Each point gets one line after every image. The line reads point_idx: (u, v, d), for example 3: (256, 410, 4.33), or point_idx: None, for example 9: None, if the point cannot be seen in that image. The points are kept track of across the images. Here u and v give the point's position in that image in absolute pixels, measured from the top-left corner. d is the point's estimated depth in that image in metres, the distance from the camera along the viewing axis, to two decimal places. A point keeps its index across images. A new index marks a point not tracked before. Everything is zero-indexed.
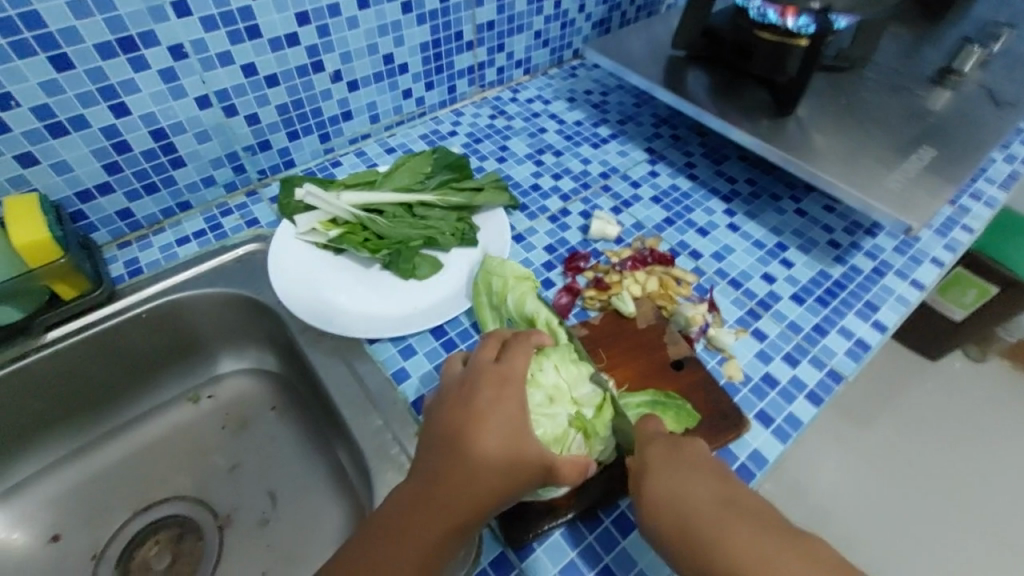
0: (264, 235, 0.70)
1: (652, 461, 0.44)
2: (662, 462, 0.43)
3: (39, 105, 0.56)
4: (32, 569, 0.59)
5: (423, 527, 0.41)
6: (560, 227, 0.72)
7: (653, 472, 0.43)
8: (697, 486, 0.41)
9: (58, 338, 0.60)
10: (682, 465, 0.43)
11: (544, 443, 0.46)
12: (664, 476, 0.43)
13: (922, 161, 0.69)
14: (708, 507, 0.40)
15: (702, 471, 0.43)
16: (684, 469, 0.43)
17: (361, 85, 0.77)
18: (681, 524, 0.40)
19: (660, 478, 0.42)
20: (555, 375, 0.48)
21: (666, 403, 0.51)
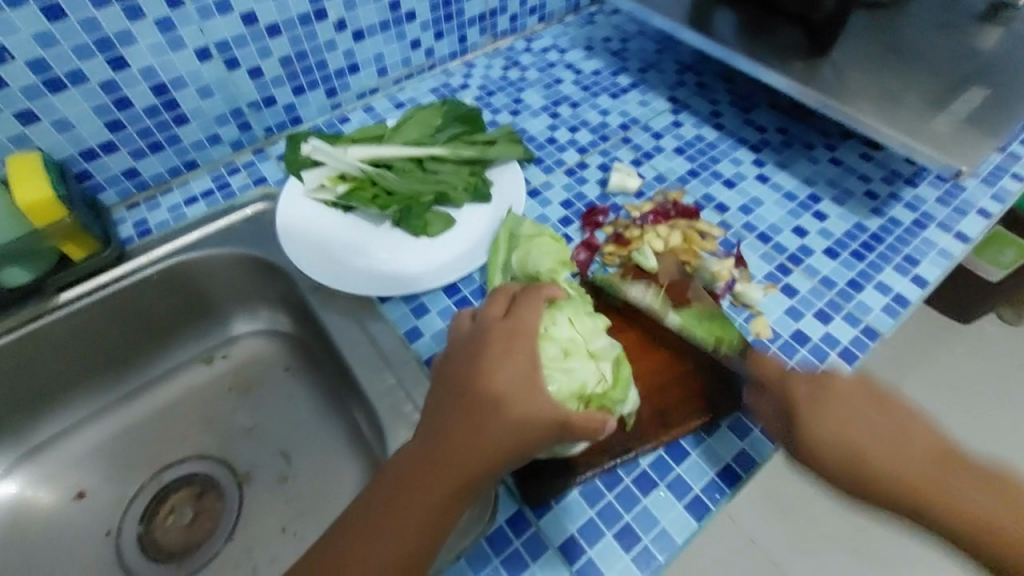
0: (272, 194, 0.69)
1: (807, 405, 0.42)
2: (812, 403, 0.42)
3: (34, 59, 0.54)
4: (61, 524, 0.60)
5: (427, 488, 0.39)
6: (577, 181, 0.69)
7: (807, 414, 0.42)
8: (859, 423, 0.41)
9: (71, 300, 0.59)
10: (831, 418, 0.42)
11: (561, 399, 0.44)
12: (837, 431, 0.41)
13: (973, 102, 0.63)
14: (896, 447, 0.40)
15: (848, 415, 0.41)
16: (843, 408, 0.42)
17: (367, 34, 0.73)
18: (855, 467, 0.40)
19: (822, 420, 0.42)
20: (569, 328, 0.47)
21: (721, 317, 0.52)
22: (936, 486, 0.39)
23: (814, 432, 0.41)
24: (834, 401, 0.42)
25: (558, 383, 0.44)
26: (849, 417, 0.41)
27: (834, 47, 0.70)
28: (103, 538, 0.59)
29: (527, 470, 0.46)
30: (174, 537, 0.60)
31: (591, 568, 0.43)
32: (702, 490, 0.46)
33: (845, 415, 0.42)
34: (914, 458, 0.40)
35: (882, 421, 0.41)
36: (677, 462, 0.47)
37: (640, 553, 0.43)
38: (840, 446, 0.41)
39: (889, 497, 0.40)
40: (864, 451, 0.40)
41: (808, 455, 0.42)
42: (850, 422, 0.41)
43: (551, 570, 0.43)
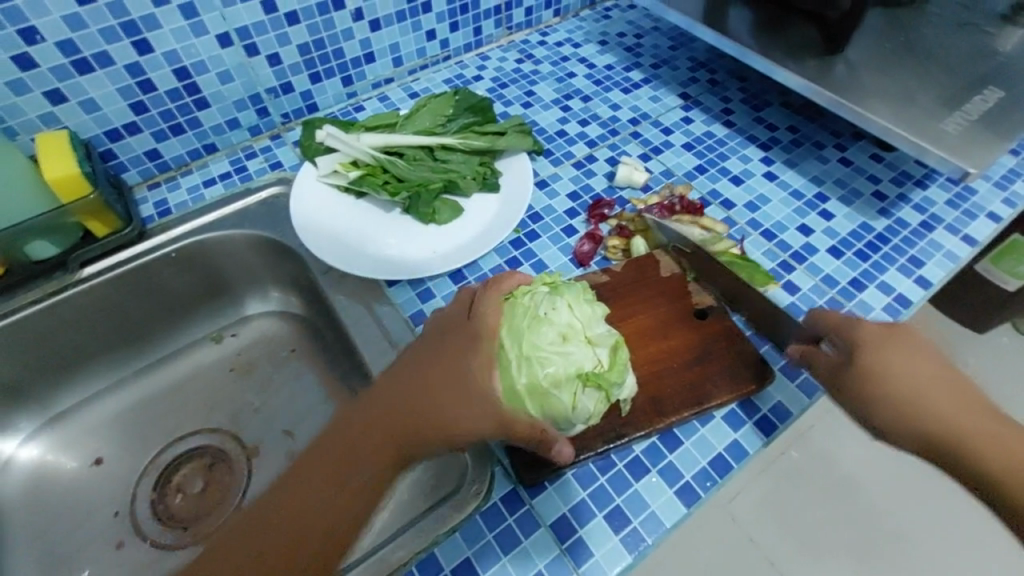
0: (286, 178, 0.71)
1: (867, 338, 0.46)
2: (877, 340, 0.46)
3: (65, 40, 0.56)
4: (79, 489, 0.63)
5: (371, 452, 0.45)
6: (585, 174, 0.70)
7: (869, 351, 0.45)
8: (915, 367, 0.44)
9: (93, 274, 0.62)
10: (908, 367, 0.44)
11: (556, 383, 0.45)
12: (915, 386, 0.43)
13: (986, 103, 0.63)
14: (946, 402, 0.42)
15: (931, 378, 0.43)
16: (903, 351, 0.45)
17: (383, 24, 0.75)
18: (906, 404, 0.43)
19: (882, 354, 0.45)
20: (568, 313, 0.48)
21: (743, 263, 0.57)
22: (982, 444, 0.39)
23: (889, 377, 0.44)
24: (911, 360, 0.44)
25: (556, 367, 0.45)
26: (930, 385, 0.43)
27: (849, 45, 0.70)
28: (111, 519, 0.61)
29: (521, 451, 0.47)
30: (185, 505, 0.63)
31: (581, 546, 0.44)
32: (693, 477, 0.47)
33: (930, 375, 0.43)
34: (982, 422, 0.41)
35: (946, 385, 0.43)
36: (669, 449, 0.49)
37: (628, 534, 0.44)
38: (909, 391, 0.43)
39: (957, 461, 0.40)
40: (926, 401, 0.42)
41: (863, 384, 0.45)
42: (925, 382, 0.43)
43: (542, 546, 0.44)
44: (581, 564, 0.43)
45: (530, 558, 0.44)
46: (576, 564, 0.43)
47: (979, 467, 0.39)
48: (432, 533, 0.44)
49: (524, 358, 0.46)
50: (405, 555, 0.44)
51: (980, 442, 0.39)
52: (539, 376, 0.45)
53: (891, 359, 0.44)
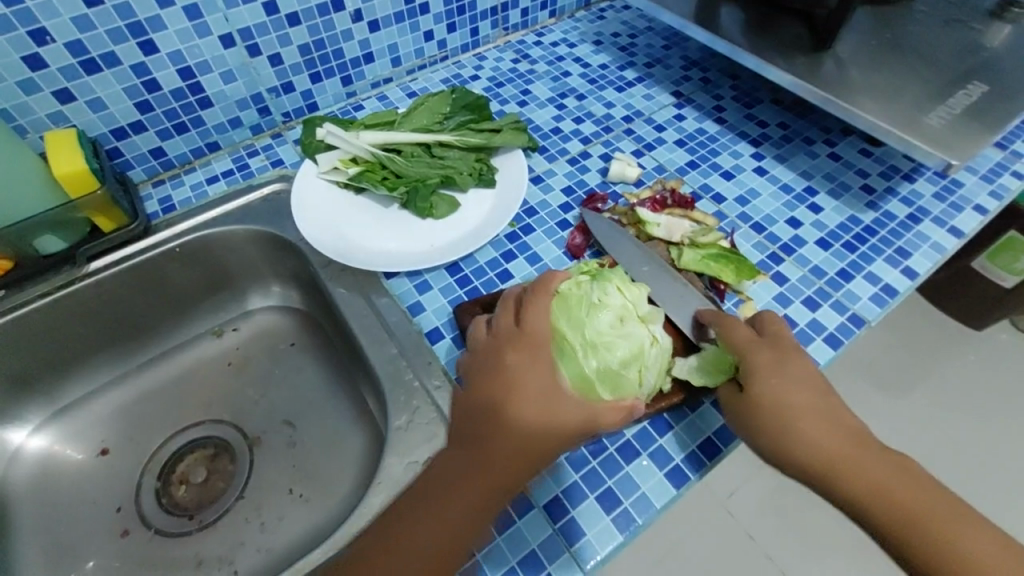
0: (288, 175, 0.72)
1: (759, 365, 0.47)
2: (766, 366, 0.46)
3: (73, 41, 0.58)
4: (85, 478, 0.64)
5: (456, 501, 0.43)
6: (579, 170, 0.72)
7: (758, 377, 0.46)
8: (797, 393, 0.45)
9: (100, 268, 0.63)
10: (789, 397, 0.45)
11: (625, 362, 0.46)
12: (792, 424, 0.45)
13: (970, 97, 0.64)
14: (820, 429, 0.44)
15: (804, 411, 0.45)
16: (787, 377, 0.46)
17: (382, 25, 0.76)
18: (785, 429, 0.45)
19: (767, 381, 0.46)
20: (619, 295, 0.50)
21: (730, 256, 0.59)
22: (853, 471, 0.42)
23: (768, 413, 0.45)
24: (788, 393, 0.45)
25: (622, 348, 0.47)
26: (806, 420, 0.45)
27: (837, 42, 0.71)
28: (113, 514, 0.62)
29: None
30: (189, 495, 0.64)
31: (573, 526, 0.45)
32: (683, 460, 0.48)
33: (806, 404, 0.45)
34: (845, 456, 0.43)
35: (816, 417, 0.45)
36: (660, 434, 0.50)
37: (619, 515, 0.46)
38: (781, 425, 0.45)
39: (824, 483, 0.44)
40: (795, 437, 0.44)
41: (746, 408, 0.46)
42: (800, 417, 0.45)
43: (535, 526, 0.45)
44: (574, 544, 0.45)
45: (523, 537, 0.45)
46: (568, 543, 0.45)
47: (845, 493, 0.43)
48: None
49: (594, 341, 0.47)
50: None
51: (842, 473, 0.43)
52: (610, 360, 0.47)
53: (769, 394, 0.46)
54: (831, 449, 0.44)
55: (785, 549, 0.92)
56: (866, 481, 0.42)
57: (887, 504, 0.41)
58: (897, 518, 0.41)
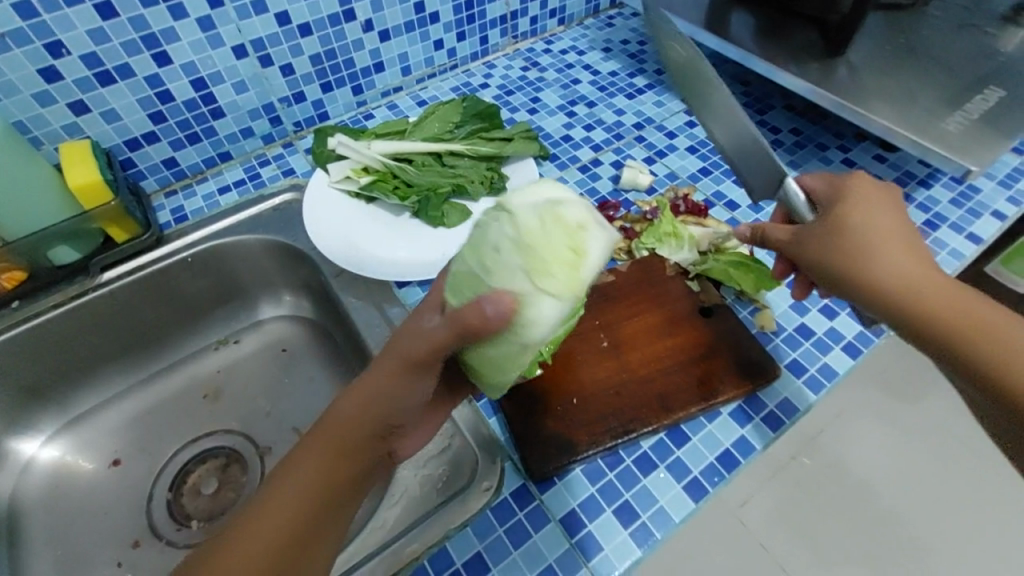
0: (299, 184, 0.72)
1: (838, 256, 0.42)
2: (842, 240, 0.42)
3: (88, 53, 0.58)
4: (97, 490, 0.64)
5: (305, 489, 0.34)
6: (590, 177, 0.71)
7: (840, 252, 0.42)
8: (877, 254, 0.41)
9: (113, 278, 0.64)
10: (873, 245, 0.41)
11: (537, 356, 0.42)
12: (867, 250, 0.41)
13: (987, 102, 0.64)
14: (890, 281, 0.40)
15: (883, 236, 0.41)
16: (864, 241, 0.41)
17: (393, 34, 0.77)
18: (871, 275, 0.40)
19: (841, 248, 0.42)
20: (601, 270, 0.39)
21: (751, 266, 0.57)
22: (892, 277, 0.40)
23: (831, 250, 0.42)
24: (872, 220, 0.42)
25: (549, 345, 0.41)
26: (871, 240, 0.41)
27: (849, 49, 0.71)
28: (113, 568, 0.59)
29: (529, 445, 0.48)
30: (200, 506, 0.64)
31: (590, 540, 0.45)
32: (700, 473, 0.48)
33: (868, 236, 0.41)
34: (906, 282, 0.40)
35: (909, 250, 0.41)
36: (677, 446, 0.49)
37: (637, 529, 0.45)
38: (848, 261, 0.41)
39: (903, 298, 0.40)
40: (852, 262, 0.41)
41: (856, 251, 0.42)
42: (892, 263, 0.40)
43: (552, 541, 0.45)
44: (591, 558, 0.44)
45: (540, 551, 0.44)
46: (586, 558, 0.44)
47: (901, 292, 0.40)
48: (445, 527, 0.45)
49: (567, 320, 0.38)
50: (419, 548, 0.45)
51: (891, 285, 0.40)
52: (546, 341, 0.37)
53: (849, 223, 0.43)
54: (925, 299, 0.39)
55: None
56: (908, 281, 0.40)
57: (948, 305, 0.38)
58: (944, 309, 0.38)
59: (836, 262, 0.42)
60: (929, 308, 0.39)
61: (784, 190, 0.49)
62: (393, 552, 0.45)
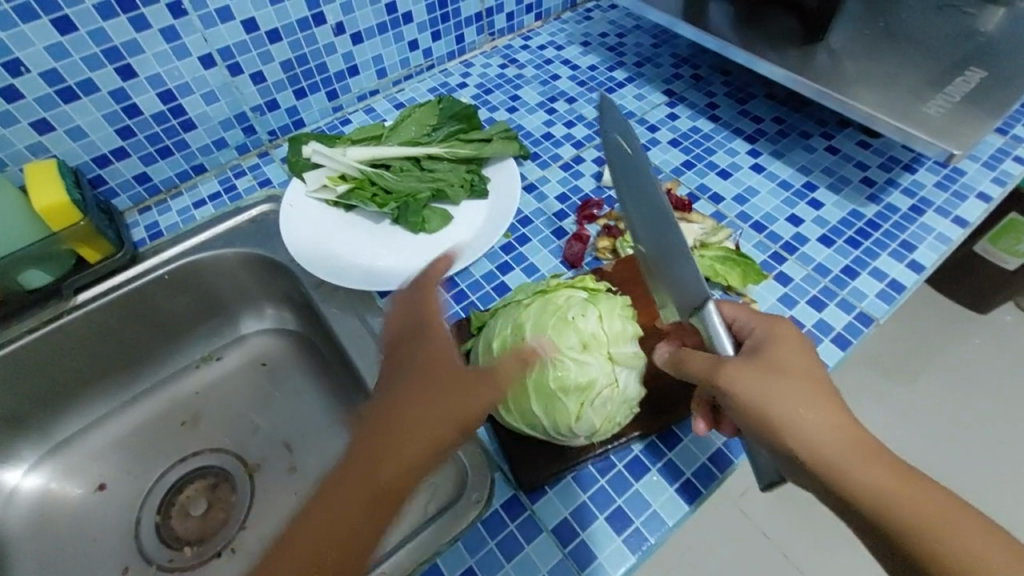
0: (276, 194, 0.71)
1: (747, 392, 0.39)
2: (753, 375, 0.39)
3: (48, 70, 0.56)
4: (82, 517, 0.63)
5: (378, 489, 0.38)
6: (572, 175, 0.70)
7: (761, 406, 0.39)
8: (791, 392, 0.38)
9: (88, 299, 0.62)
10: (799, 401, 0.38)
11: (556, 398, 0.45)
12: (794, 412, 0.38)
13: (969, 83, 0.63)
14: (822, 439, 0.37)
15: (813, 398, 0.39)
16: (776, 378, 0.39)
17: (365, 37, 0.75)
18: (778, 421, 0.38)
19: (750, 381, 0.39)
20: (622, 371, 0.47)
21: (738, 259, 0.57)
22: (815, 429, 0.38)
23: (756, 404, 0.39)
24: (789, 369, 0.40)
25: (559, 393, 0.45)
26: (785, 390, 0.39)
27: (828, 34, 0.70)
28: None
29: (519, 454, 0.47)
30: (190, 527, 0.63)
31: (584, 549, 0.44)
32: (693, 475, 0.47)
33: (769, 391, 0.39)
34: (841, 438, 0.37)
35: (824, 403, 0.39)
36: (668, 448, 0.49)
37: (631, 535, 0.44)
38: (773, 420, 0.38)
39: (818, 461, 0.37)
40: (781, 423, 0.38)
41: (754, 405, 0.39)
42: (816, 422, 0.38)
43: (545, 551, 0.44)
44: (586, 567, 0.43)
45: (533, 564, 0.43)
46: (579, 567, 0.43)
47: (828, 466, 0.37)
48: (435, 543, 0.44)
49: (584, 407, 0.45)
50: (409, 565, 0.44)
51: (818, 448, 0.37)
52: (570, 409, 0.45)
53: (769, 374, 0.39)
54: (851, 463, 0.36)
55: (802, 545, 0.94)
56: (836, 441, 0.37)
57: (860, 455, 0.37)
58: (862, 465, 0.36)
59: (763, 415, 0.38)
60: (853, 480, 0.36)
61: (703, 317, 0.43)
62: (388, 568, 0.44)
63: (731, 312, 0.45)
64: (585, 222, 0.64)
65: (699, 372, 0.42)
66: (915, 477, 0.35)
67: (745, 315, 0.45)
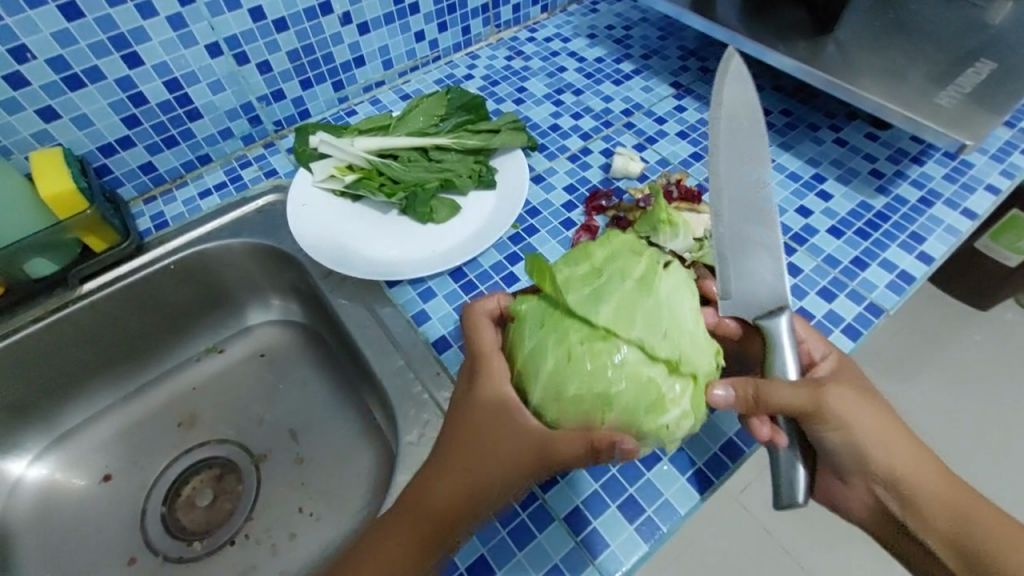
0: (282, 184, 0.71)
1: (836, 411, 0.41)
2: (847, 399, 0.41)
3: (55, 57, 0.56)
4: (87, 507, 0.62)
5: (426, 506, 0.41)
6: (580, 167, 0.70)
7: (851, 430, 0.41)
8: (867, 415, 0.42)
9: (93, 289, 0.62)
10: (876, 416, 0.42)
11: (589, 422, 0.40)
12: (876, 438, 0.42)
13: (979, 75, 0.63)
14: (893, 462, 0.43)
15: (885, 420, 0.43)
16: (859, 400, 0.42)
17: (372, 27, 0.75)
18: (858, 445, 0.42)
19: (846, 404, 0.41)
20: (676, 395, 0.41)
21: None
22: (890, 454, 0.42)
23: (848, 431, 0.41)
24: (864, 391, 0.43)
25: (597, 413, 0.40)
26: (871, 421, 0.42)
27: (837, 26, 0.70)
28: None
29: None
30: (196, 517, 0.62)
31: (595, 537, 0.44)
32: (705, 463, 0.47)
33: (860, 418, 0.42)
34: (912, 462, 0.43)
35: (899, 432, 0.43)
36: (679, 437, 0.48)
37: (643, 523, 0.44)
38: (862, 450, 0.42)
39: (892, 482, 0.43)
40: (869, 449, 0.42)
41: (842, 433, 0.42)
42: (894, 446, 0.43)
43: (556, 540, 0.44)
44: (598, 556, 0.43)
45: (545, 551, 0.43)
46: (592, 556, 0.43)
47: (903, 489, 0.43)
48: None
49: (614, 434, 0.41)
50: None
51: (898, 466, 0.42)
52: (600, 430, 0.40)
53: (858, 397, 0.42)
54: (920, 481, 0.43)
55: (804, 538, 0.94)
56: (909, 465, 0.43)
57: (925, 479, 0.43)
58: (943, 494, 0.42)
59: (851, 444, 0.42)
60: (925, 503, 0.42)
61: (774, 323, 0.44)
62: None
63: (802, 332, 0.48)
64: (592, 214, 0.65)
65: (785, 403, 0.40)
66: (966, 490, 0.43)
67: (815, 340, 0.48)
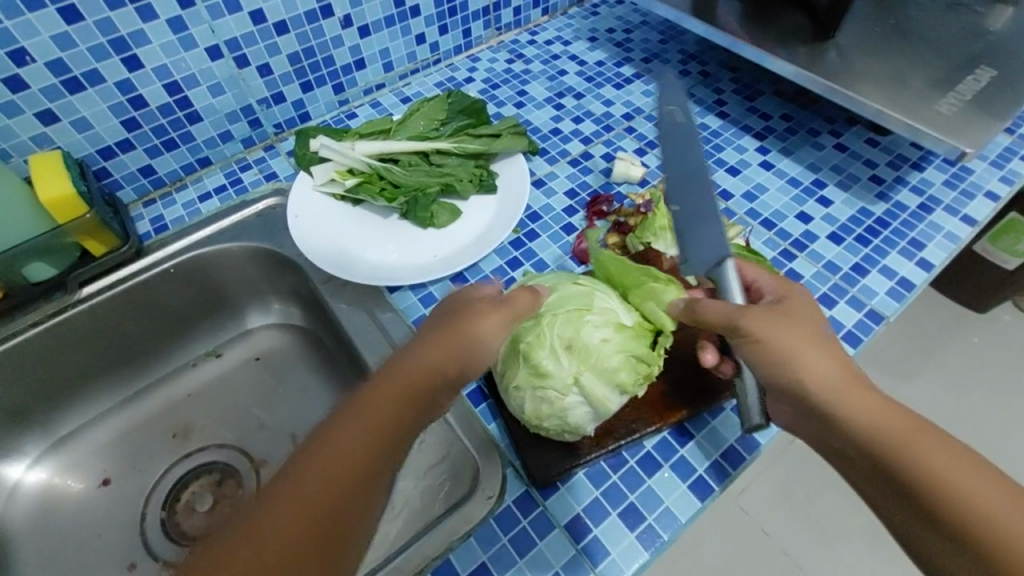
0: (283, 188, 0.70)
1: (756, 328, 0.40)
2: (769, 317, 0.41)
3: (55, 60, 0.56)
4: (86, 512, 0.62)
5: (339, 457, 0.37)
6: (581, 171, 0.70)
7: (774, 348, 0.40)
8: (796, 337, 0.40)
9: (93, 293, 0.61)
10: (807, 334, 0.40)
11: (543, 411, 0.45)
12: (804, 360, 0.39)
13: (979, 82, 0.63)
14: (835, 391, 0.38)
15: (817, 344, 0.40)
16: (783, 321, 0.41)
17: (373, 30, 0.74)
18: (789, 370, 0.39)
19: (761, 319, 0.41)
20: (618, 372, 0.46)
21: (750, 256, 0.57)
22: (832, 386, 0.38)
23: (775, 353, 0.40)
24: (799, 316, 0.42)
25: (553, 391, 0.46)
26: (801, 345, 0.39)
27: (838, 31, 0.70)
28: None
29: (531, 450, 0.47)
30: (196, 522, 0.62)
31: (597, 545, 0.44)
32: (705, 471, 0.47)
33: (791, 337, 0.40)
34: (866, 398, 0.37)
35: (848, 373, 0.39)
36: (680, 444, 0.48)
37: (644, 531, 0.44)
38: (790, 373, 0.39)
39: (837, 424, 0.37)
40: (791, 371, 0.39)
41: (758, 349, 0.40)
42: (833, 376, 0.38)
43: (557, 548, 0.44)
44: (599, 563, 0.43)
45: (545, 559, 0.43)
46: (593, 564, 0.43)
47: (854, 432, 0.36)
48: (447, 539, 0.44)
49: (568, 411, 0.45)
50: (421, 562, 0.44)
51: (835, 399, 0.37)
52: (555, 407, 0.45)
53: (779, 316, 0.41)
54: (876, 423, 0.36)
55: (804, 543, 0.94)
56: (866, 405, 0.37)
57: (883, 418, 0.36)
58: (906, 438, 0.35)
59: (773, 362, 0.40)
60: (896, 454, 0.35)
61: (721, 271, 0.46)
62: (401, 562, 0.44)
63: (752, 275, 0.49)
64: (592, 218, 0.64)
65: (713, 318, 0.43)
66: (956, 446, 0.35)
67: (769, 281, 0.48)
